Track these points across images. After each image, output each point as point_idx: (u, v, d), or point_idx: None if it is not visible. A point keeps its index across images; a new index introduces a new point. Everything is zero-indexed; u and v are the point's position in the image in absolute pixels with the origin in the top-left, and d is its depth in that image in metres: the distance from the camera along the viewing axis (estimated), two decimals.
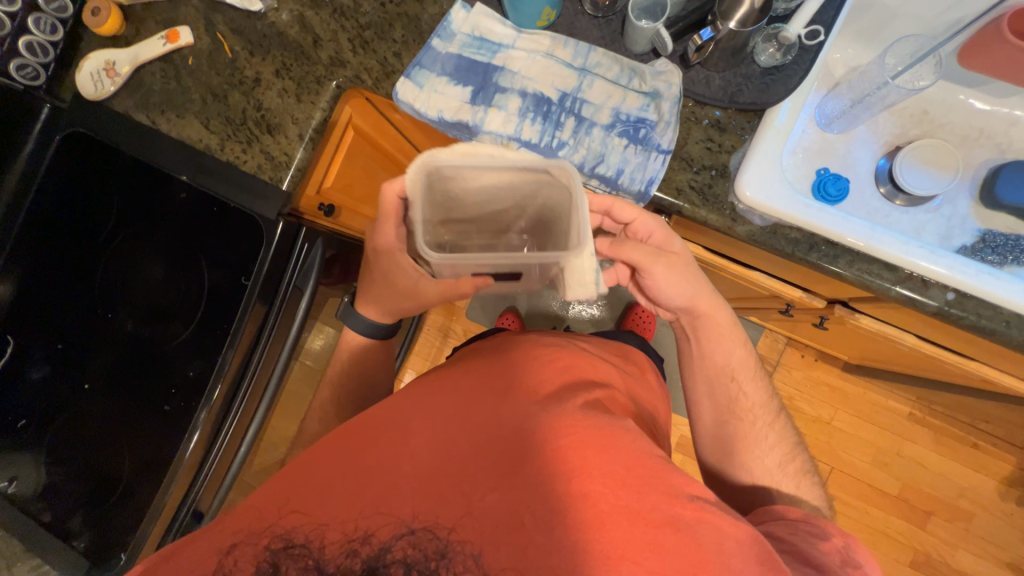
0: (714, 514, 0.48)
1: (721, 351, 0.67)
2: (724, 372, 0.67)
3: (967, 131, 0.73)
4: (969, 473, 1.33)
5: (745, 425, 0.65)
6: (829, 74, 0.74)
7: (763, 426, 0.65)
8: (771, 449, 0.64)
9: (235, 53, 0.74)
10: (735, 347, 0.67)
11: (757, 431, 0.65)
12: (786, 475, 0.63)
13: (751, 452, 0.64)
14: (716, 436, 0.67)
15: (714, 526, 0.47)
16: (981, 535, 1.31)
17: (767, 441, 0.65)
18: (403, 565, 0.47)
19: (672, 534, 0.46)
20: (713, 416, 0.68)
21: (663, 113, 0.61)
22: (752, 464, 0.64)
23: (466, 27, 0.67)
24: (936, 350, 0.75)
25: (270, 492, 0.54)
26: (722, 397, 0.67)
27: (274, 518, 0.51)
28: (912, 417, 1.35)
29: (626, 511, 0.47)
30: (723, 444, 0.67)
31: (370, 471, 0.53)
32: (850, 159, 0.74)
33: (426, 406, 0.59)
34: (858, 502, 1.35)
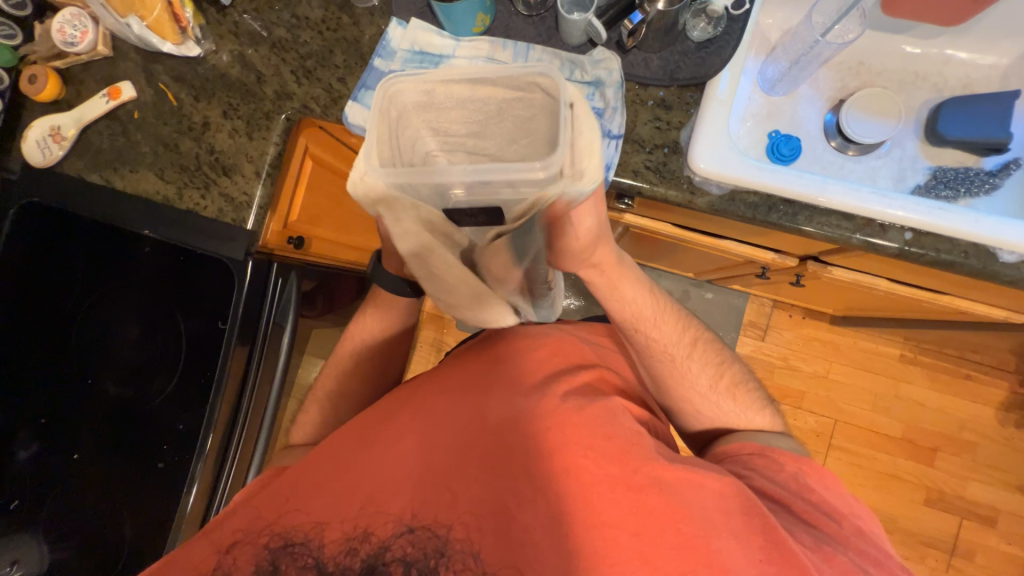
0: (697, 472, 0.51)
1: (617, 304, 0.68)
2: (630, 322, 0.68)
3: (904, 76, 0.76)
4: (965, 404, 1.36)
5: (665, 362, 0.67)
6: (765, 40, 0.76)
7: (685, 353, 0.67)
8: (700, 374, 0.66)
9: (180, 100, 0.74)
10: (635, 290, 0.68)
11: (698, 353, 0.67)
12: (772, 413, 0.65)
13: (684, 381, 0.66)
14: (650, 378, 0.69)
15: (695, 482, 0.50)
16: (987, 463, 1.34)
17: (692, 370, 0.66)
18: (402, 564, 0.49)
19: (658, 495, 0.49)
20: (640, 359, 0.69)
21: (608, 99, 0.62)
22: (716, 386, 0.66)
23: (405, 42, 0.68)
24: (905, 289, 0.78)
25: (270, 495, 0.55)
26: (635, 344, 0.68)
27: (273, 518, 0.53)
28: (904, 358, 1.38)
29: (611, 480, 0.49)
30: (660, 385, 0.68)
31: (368, 474, 0.54)
32: (796, 120, 0.75)
33: (415, 410, 0.59)
34: (866, 450, 1.37)
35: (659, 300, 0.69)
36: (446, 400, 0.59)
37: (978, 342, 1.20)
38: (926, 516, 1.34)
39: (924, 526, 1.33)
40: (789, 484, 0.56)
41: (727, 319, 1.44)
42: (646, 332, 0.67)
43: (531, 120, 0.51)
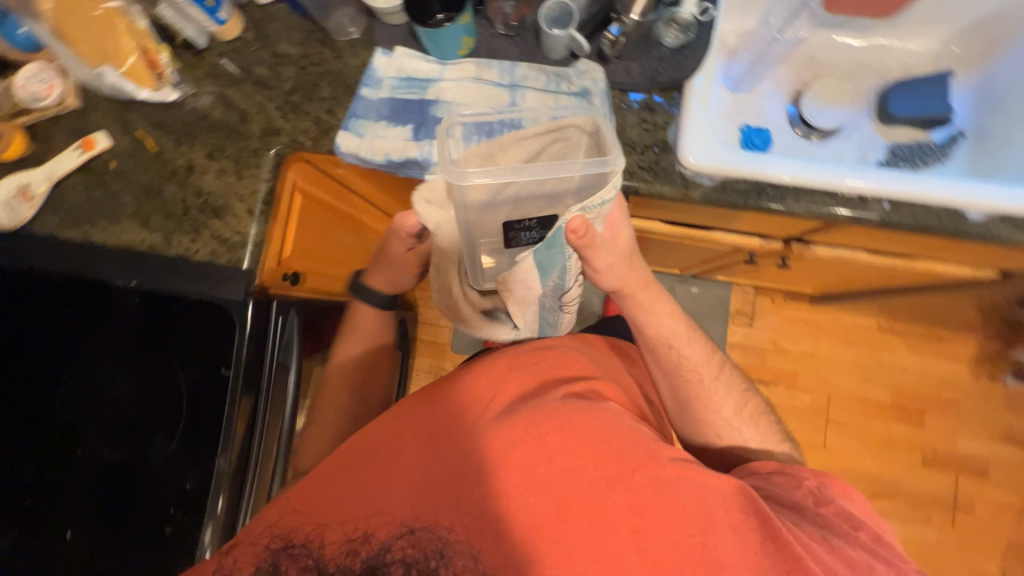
0: (695, 470, 0.53)
1: (654, 321, 0.72)
2: (664, 339, 0.73)
3: (851, 66, 0.83)
4: (942, 364, 1.44)
5: (694, 384, 0.72)
6: (725, 43, 0.82)
7: (709, 373, 0.73)
8: (724, 399, 0.72)
9: (160, 146, 0.72)
10: (664, 311, 0.72)
11: (721, 378, 0.73)
12: (765, 420, 0.72)
13: (711, 404, 0.71)
14: (677, 398, 0.73)
15: (695, 480, 0.52)
16: (971, 417, 1.41)
17: (718, 394, 0.72)
18: (403, 564, 0.48)
19: (656, 493, 0.50)
20: (668, 381, 0.74)
21: (596, 107, 0.65)
22: (740, 414, 0.71)
23: (392, 70, 0.69)
24: (883, 261, 0.83)
25: (270, 511, 0.56)
26: (664, 361, 0.73)
27: (273, 521, 0.54)
28: (881, 328, 1.46)
29: (607, 478, 0.50)
30: (687, 405, 0.72)
31: (373, 481, 0.54)
32: (762, 113, 0.81)
33: (415, 417, 0.59)
34: (862, 420, 1.43)
35: (689, 324, 0.75)
36: (447, 408, 0.59)
37: (946, 305, 1.28)
38: (926, 476, 1.39)
39: (926, 487, 1.39)
40: (805, 499, 0.59)
41: (714, 311, 1.49)
42: (678, 351, 0.72)
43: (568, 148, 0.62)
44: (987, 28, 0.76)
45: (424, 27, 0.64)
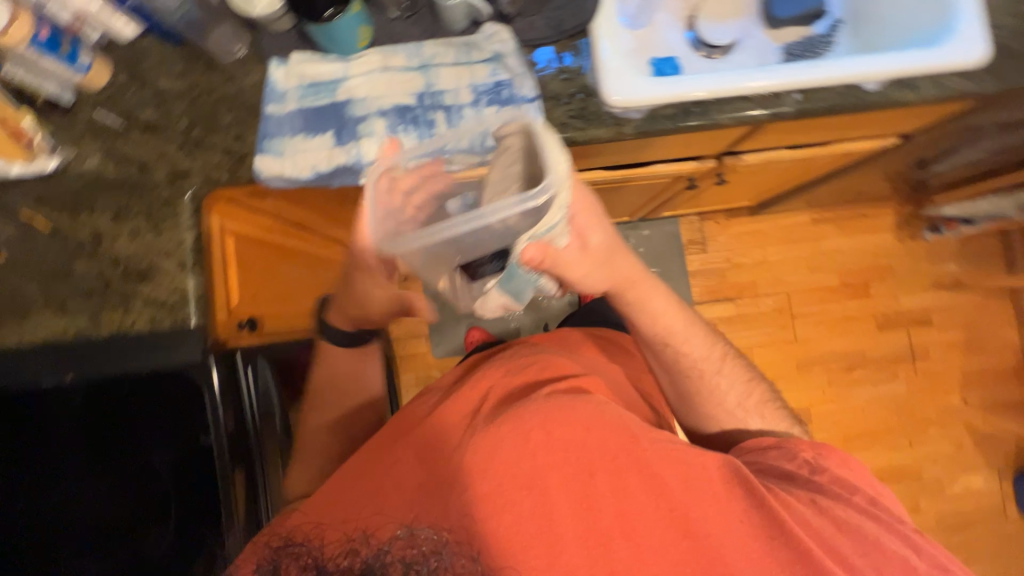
0: (672, 451, 0.62)
1: (649, 318, 0.74)
2: (661, 337, 0.74)
3: None
4: (872, 237, 1.58)
5: (697, 377, 0.75)
6: None
7: (716, 363, 0.76)
8: (728, 391, 0.75)
9: (55, 223, 0.64)
10: (664, 307, 0.73)
11: (725, 369, 0.76)
12: (769, 405, 0.75)
13: (716, 397, 0.75)
14: (681, 388, 0.77)
15: (672, 459, 0.62)
16: (906, 276, 1.57)
17: (721, 386, 0.75)
18: (400, 562, 0.55)
19: (634, 475, 0.60)
20: (671, 374, 0.77)
21: (513, 68, 0.64)
22: (746, 405, 0.75)
23: (293, 79, 0.65)
24: (806, 151, 0.90)
25: (265, 538, 0.62)
26: (664, 360, 0.76)
27: (282, 531, 0.61)
28: (814, 220, 1.58)
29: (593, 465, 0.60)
30: (693, 396, 0.77)
31: (388, 483, 0.62)
32: (663, 45, 0.84)
33: (425, 426, 0.67)
34: (819, 307, 1.56)
35: (688, 319, 0.76)
36: (454, 415, 0.66)
37: (863, 184, 1.40)
38: (882, 338, 1.55)
39: (885, 348, 1.55)
40: (800, 471, 0.65)
41: (669, 247, 1.56)
42: (677, 347, 0.75)
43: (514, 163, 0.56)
44: None
45: (312, 22, 0.61)
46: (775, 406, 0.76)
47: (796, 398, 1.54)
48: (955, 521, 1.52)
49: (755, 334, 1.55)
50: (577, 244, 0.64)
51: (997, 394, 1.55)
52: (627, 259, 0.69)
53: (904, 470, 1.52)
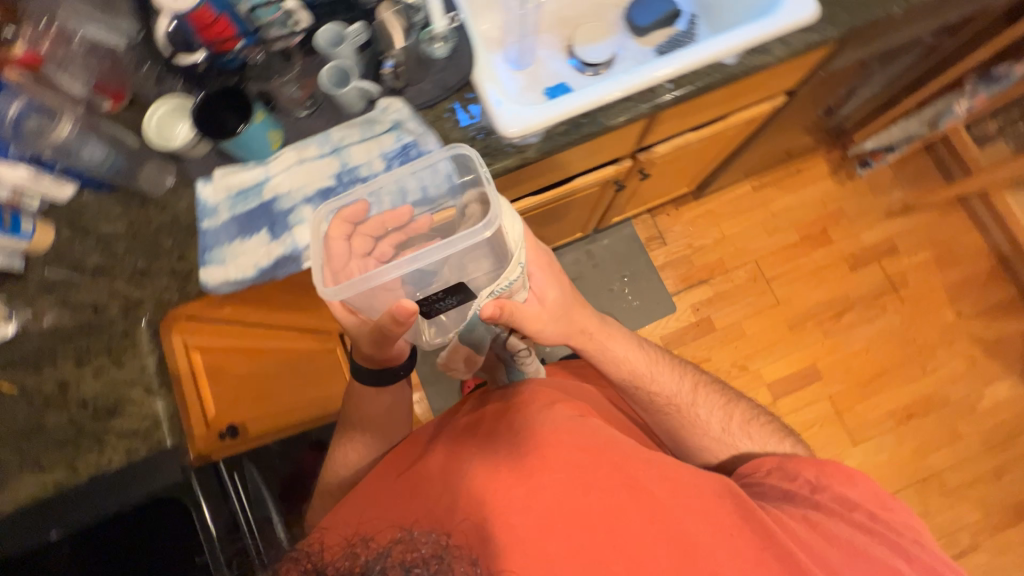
0: (676, 471, 0.66)
1: (614, 363, 0.82)
2: (631, 381, 0.82)
3: (592, 8, 0.98)
4: (815, 187, 1.64)
5: (676, 413, 0.80)
6: (491, 40, 0.94)
7: (688, 395, 0.81)
8: (710, 419, 0.79)
9: (19, 384, 0.66)
10: (627, 352, 0.83)
11: (700, 398, 0.81)
12: (754, 425, 0.79)
13: (699, 429, 0.79)
14: (665, 426, 0.81)
15: (678, 478, 0.65)
16: (860, 214, 1.62)
17: (702, 415, 0.80)
18: (401, 565, 0.44)
19: (644, 493, 0.62)
20: (652, 414, 0.82)
21: (414, 130, 0.71)
22: (728, 428, 0.79)
23: (221, 192, 0.70)
24: (708, 130, 0.98)
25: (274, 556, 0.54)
26: (640, 399, 0.82)
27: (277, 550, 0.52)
28: (756, 187, 1.65)
29: (608, 483, 0.62)
30: (678, 432, 0.80)
31: (413, 510, 0.63)
32: (550, 76, 0.94)
33: (451, 455, 0.69)
34: (789, 265, 1.60)
35: (652, 359, 0.84)
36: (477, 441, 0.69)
37: (787, 144, 1.48)
38: (858, 278, 1.58)
39: (864, 286, 1.58)
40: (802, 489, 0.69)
41: (631, 249, 1.61)
42: (649, 388, 0.81)
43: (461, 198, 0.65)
44: None
45: (225, 138, 0.67)
46: (758, 421, 0.80)
47: (799, 358, 1.54)
48: (998, 437, 1.48)
49: (739, 308, 1.57)
50: (534, 298, 0.76)
51: (988, 300, 1.55)
52: (583, 311, 0.81)
53: (929, 400, 1.50)
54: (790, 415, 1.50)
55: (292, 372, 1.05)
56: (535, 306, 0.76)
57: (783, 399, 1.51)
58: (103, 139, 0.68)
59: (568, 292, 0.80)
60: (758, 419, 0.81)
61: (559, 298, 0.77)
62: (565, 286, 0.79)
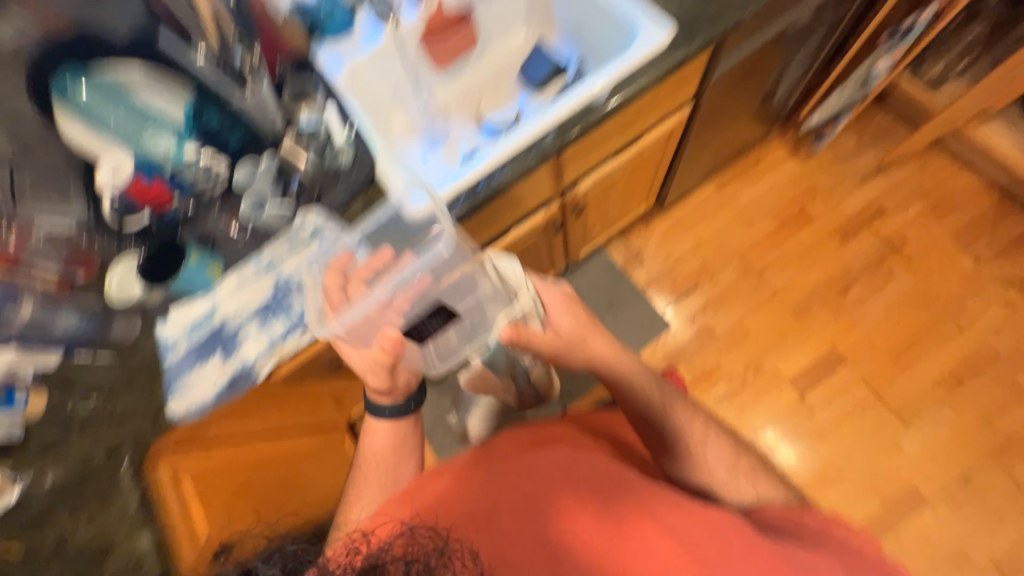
0: (732, 528, 0.59)
1: (633, 394, 0.78)
2: (644, 413, 0.77)
3: (491, 78, 1.05)
4: (779, 171, 1.62)
5: (683, 451, 0.74)
6: (402, 127, 0.97)
7: (699, 433, 0.76)
8: (716, 460, 0.74)
9: (17, 548, 0.69)
10: (647, 388, 0.78)
11: (710, 439, 0.76)
12: (757, 473, 0.74)
13: (704, 470, 0.73)
14: (670, 464, 0.75)
15: (734, 538, 0.58)
16: (833, 185, 1.57)
17: (708, 455, 0.74)
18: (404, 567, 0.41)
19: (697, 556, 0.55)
20: (658, 451, 0.76)
21: (333, 233, 0.78)
22: (734, 473, 0.73)
23: (177, 328, 0.77)
24: (621, 157, 1.02)
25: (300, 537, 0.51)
26: (650, 433, 0.76)
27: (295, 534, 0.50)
28: (719, 186, 1.64)
29: (658, 533, 0.56)
30: (679, 470, 0.74)
31: (457, 498, 0.59)
32: (464, 146, 1.00)
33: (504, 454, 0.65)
34: (776, 253, 1.54)
35: (672, 395, 0.80)
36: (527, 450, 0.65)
37: (734, 139, 1.48)
38: (853, 249, 1.50)
39: (862, 255, 1.49)
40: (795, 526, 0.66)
41: (610, 276, 1.60)
42: (660, 421, 0.76)
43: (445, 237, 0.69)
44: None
45: (173, 280, 0.77)
46: (762, 471, 0.74)
47: (817, 346, 1.44)
48: None
49: (737, 308, 1.50)
50: (549, 321, 0.75)
51: (1004, 237, 1.43)
52: (607, 345, 0.78)
53: (976, 359, 1.35)
54: (824, 409, 1.38)
55: (295, 471, 1.01)
56: (546, 331, 0.74)
57: (811, 392, 1.40)
58: (73, 308, 0.76)
59: (585, 319, 0.78)
60: (760, 468, 0.75)
61: (572, 325, 0.76)
62: (579, 316, 0.77)
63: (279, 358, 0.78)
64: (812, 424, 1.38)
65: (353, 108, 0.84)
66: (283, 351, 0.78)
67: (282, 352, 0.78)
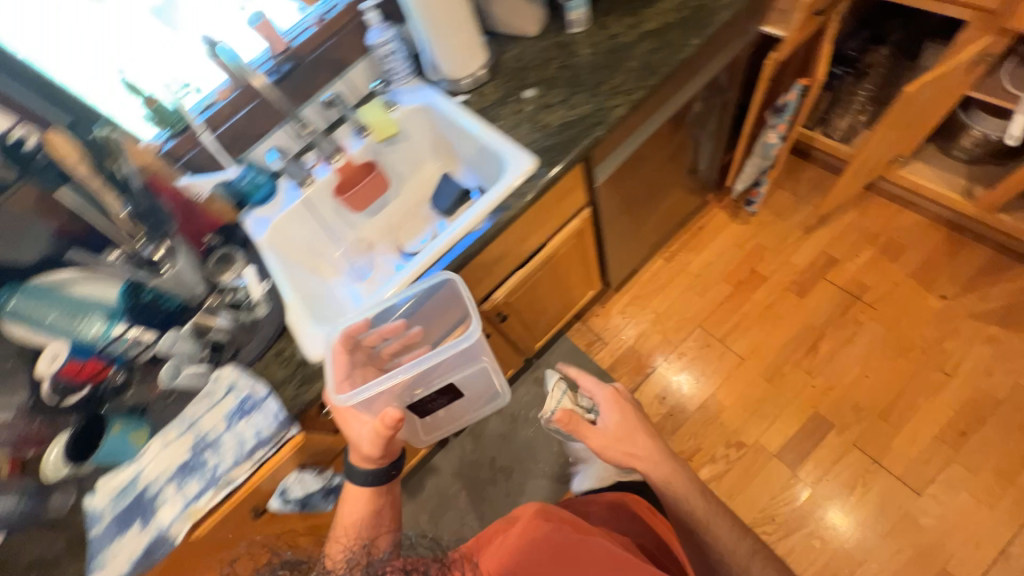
0: None
1: (677, 501, 0.85)
2: (689, 521, 0.84)
3: (409, 210, 1.15)
4: (724, 234, 1.64)
5: (724, 565, 0.81)
6: (331, 269, 1.08)
7: (744, 557, 0.81)
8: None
9: None
10: (691, 497, 0.86)
11: (754, 560, 0.81)
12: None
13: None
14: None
15: None
16: (781, 240, 1.58)
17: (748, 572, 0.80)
18: None
19: None
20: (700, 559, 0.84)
21: (246, 385, 0.83)
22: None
23: (103, 498, 0.80)
24: (532, 264, 1.08)
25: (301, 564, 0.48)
26: (694, 539, 0.84)
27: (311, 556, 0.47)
28: (668, 257, 1.66)
29: None
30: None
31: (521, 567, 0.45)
32: (388, 276, 1.08)
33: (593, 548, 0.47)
34: (737, 317, 1.51)
35: (716, 507, 0.87)
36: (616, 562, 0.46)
37: (670, 215, 1.53)
38: (815, 302, 1.46)
39: (825, 308, 1.45)
40: None
41: (574, 362, 1.58)
42: (705, 533, 0.83)
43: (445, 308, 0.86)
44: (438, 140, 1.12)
45: (96, 454, 0.81)
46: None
47: (798, 412, 1.34)
48: None
49: (706, 380, 1.45)
50: (603, 417, 0.89)
51: (968, 270, 1.38)
52: (655, 446, 0.87)
53: (974, 408, 1.24)
54: (821, 484, 1.26)
55: None
56: (599, 433, 0.86)
57: (803, 467, 1.28)
58: (6, 493, 0.78)
59: (632, 421, 0.89)
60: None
61: (621, 426, 0.87)
62: (631, 420, 0.89)
63: (195, 518, 0.78)
64: (813, 503, 1.24)
65: (270, 267, 0.95)
66: (200, 510, 0.79)
67: (197, 511, 0.78)
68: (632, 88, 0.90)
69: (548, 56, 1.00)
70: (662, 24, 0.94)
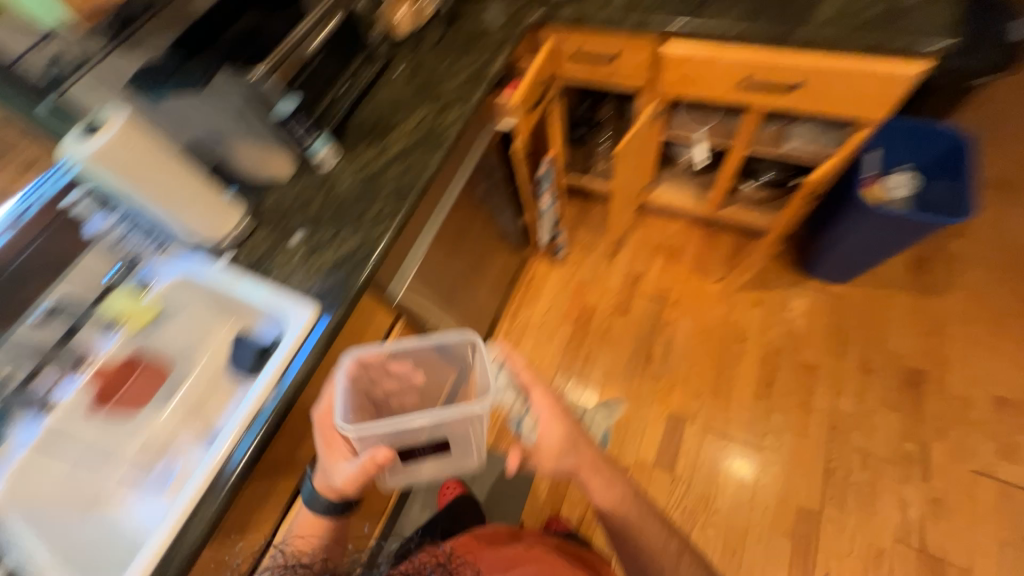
0: None
1: (608, 506, 0.84)
2: (626, 531, 0.84)
3: (205, 382, 0.97)
4: (551, 280, 1.80)
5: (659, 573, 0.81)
6: (114, 498, 0.87)
7: (673, 557, 0.83)
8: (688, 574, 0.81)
9: None
10: (621, 504, 0.85)
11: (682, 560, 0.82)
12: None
13: None
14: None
15: None
16: (596, 271, 1.79)
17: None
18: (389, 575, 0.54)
19: None
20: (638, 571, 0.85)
21: None
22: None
23: None
24: None
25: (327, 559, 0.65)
26: (629, 545, 0.84)
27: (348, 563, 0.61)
28: (512, 316, 1.75)
29: None
30: None
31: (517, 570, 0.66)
32: (188, 474, 0.86)
33: None
34: (586, 351, 1.65)
35: (652, 516, 0.87)
36: None
37: (498, 281, 1.63)
38: (638, 315, 1.68)
39: (646, 318, 1.67)
40: None
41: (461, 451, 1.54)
42: (640, 546, 0.83)
43: (458, 353, 0.83)
44: (216, 300, 0.98)
45: None
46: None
47: (659, 416, 1.50)
48: (833, 343, 1.51)
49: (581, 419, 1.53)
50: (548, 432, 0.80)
51: (727, 251, 1.74)
52: (591, 451, 0.84)
53: (768, 361, 1.52)
54: (696, 474, 1.40)
55: None
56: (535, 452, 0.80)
57: (677, 465, 1.42)
58: None
59: (569, 434, 0.81)
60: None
61: (557, 441, 0.79)
62: (569, 430, 0.81)
63: None
64: (698, 494, 1.37)
65: (12, 540, 0.76)
66: None
67: None
68: (391, 213, 0.94)
69: (308, 197, 1.01)
70: (404, 147, 1.03)
